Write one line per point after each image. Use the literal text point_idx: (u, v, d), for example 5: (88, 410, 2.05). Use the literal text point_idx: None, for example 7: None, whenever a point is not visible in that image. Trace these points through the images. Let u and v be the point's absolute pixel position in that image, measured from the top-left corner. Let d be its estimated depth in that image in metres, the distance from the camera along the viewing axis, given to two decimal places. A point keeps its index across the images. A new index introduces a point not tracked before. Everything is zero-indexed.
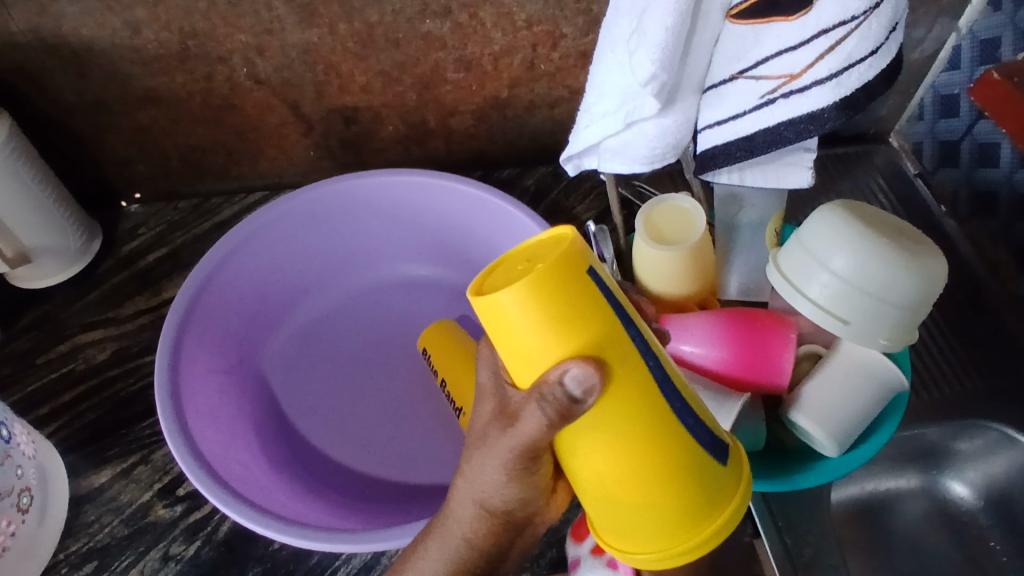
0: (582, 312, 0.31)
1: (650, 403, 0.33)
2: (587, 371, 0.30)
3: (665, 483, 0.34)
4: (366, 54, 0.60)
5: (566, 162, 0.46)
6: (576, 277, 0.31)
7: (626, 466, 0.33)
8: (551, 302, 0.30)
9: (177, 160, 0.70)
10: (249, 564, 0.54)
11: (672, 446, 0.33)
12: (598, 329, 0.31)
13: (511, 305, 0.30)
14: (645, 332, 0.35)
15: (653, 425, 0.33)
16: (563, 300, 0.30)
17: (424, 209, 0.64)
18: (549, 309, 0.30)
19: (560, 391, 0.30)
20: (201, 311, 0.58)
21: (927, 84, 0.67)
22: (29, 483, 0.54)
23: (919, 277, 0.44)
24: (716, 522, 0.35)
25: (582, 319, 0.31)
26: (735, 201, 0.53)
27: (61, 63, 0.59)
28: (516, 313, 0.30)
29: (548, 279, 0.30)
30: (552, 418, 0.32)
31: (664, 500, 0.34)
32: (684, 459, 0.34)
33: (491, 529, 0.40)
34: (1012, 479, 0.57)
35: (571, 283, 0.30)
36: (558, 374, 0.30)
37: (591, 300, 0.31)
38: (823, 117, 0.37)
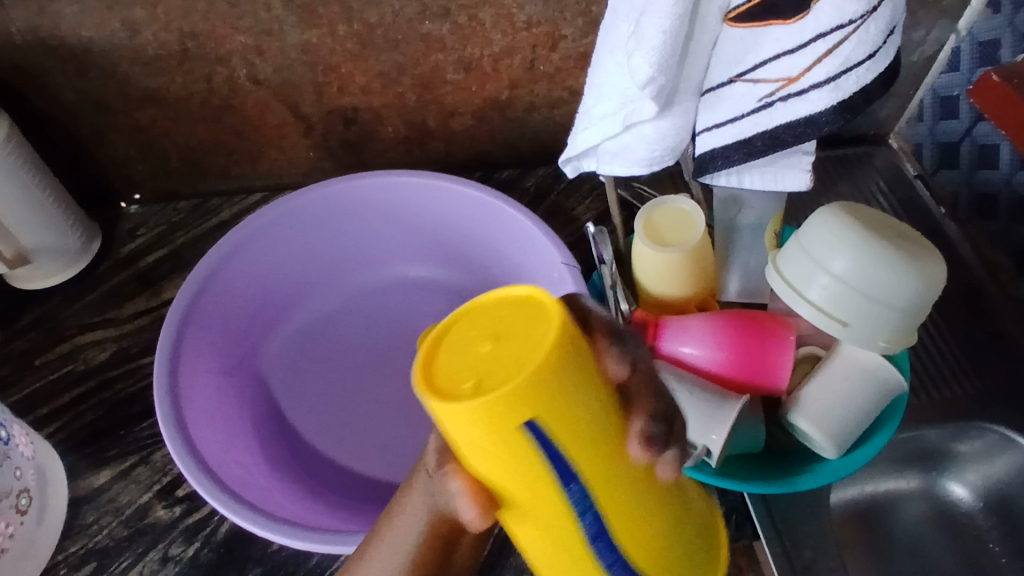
0: (512, 446, 0.26)
1: (563, 540, 0.29)
2: (463, 497, 0.29)
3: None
4: (365, 55, 0.60)
5: (565, 164, 0.46)
6: (509, 420, 0.25)
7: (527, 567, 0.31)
8: (473, 432, 0.26)
9: (177, 160, 0.70)
10: (248, 566, 0.54)
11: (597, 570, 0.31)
12: (522, 469, 0.27)
13: (443, 414, 0.26)
14: (614, 471, 0.29)
15: (577, 553, 0.30)
16: (490, 433, 0.26)
17: (424, 210, 0.64)
18: (468, 435, 0.26)
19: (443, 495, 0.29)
20: (200, 312, 0.58)
21: (927, 86, 0.67)
22: (28, 484, 0.54)
23: (917, 281, 0.43)
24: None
25: (510, 452, 0.26)
26: (735, 203, 0.54)
27: (60, 63, 0.59)
28: (434, 420, 0.27)
29: (486, 413, 0.25)
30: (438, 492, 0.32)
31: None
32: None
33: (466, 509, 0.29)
34: (1011, 481, 0.58)
35: (505, 419, 0.25)
36: (445, 486, 0.29)
37: (522, 444, 0.26)
38: (820, 121, 0.37)
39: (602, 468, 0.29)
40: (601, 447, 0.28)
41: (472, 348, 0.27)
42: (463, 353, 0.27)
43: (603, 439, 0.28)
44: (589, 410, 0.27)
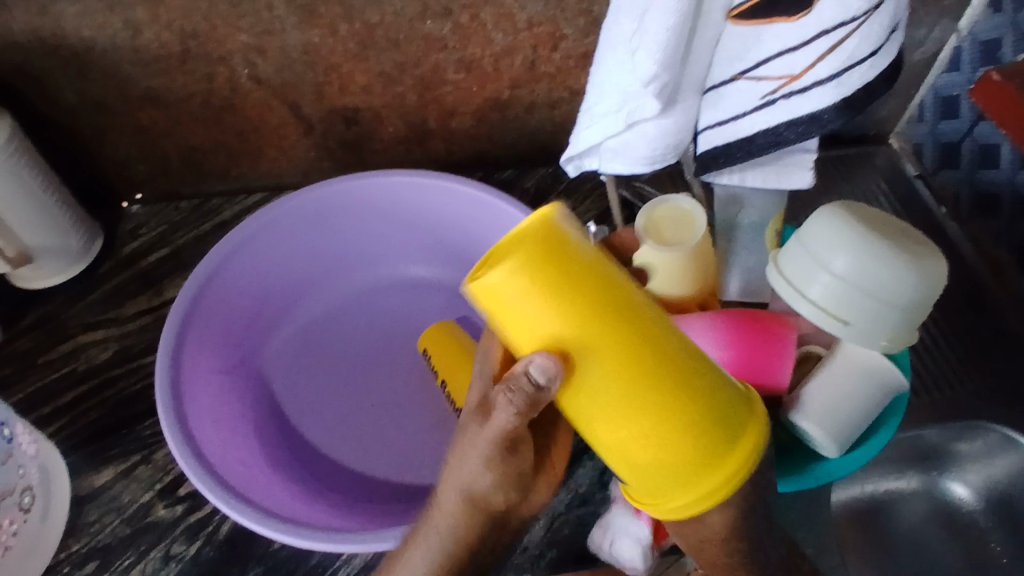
0: (551, 280, 0.33)
1: (640, 361, 0.33)
2: (548, 363, 0.33)
3: (680, 429, 0.33)
4: (366, 55, 0.60)
5: (567, 163, 0.46)
6: (554, 259, 0.33)
7: (630, 419, 0.34)
8: (532, 279, 0.33)
9: (178, 160, 0.71)
10: (250, 564, 0.54)
11: (676, 399, 0.33)
12: (581, 300, 0.33)
13: (489, 279, 0.33)
14: (645, 299, 0.35)
15: (653, 379, 0.33)
16: (545, 279, 0.33)
17: (425, 210, 0.64)
18: (532, 286, 0.33)
19: (529, 379, 0.34)
20: (202, 312, 0.58)
21: (927, 86, 0.67)
22: (30, 483, 0.54)
23: (919, 278, 0.44)
24: (732, 461, 0.34)
25: (555, 286, 0.33)
26: (735, 203, 0.54)
27: (62, 64, 0.60)
28: (502, 294, 0.33)
29: (517, 264, 0.33)
30: (521, 408, 0.35)
31: (676, 447, 0.33)
32: (691, 407, 0.33)
33: (474, 526, 0.40)
34: (1013, 482, 0.57)
35: (552, 259, 0.33)
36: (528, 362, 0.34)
37: (573, 278, 0.33)
38: (823, 118, 0.37)
39: (635, 295, 0.35)
40: (628, 286, 0.35)
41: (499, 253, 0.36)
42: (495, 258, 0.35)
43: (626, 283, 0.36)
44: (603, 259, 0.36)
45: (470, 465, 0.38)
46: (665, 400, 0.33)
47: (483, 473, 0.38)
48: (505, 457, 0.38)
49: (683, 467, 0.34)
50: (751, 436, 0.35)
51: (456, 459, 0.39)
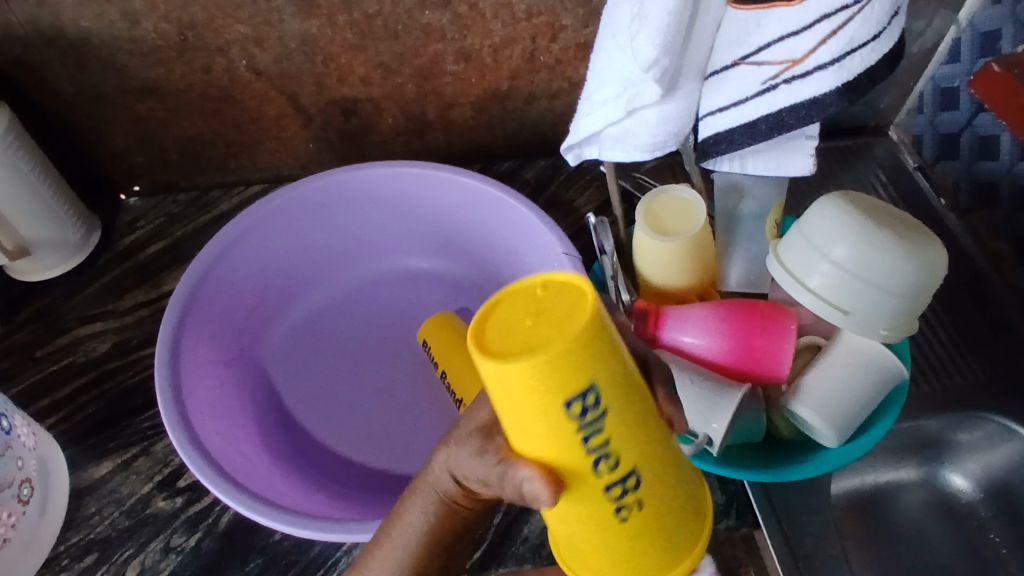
0: (545, 404, 0.26)
1: (597, 505, 0.29)
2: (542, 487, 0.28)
3: (598, 566, 0.31)
4: (364, 46, 0.60)
5: (567, 152, 0.45)
6: (548, 380, 0.25)
7: (576, 544, 0.30)
8: (517, 389, 0.25)
9: (176, 152, 0.70)
10: (250, 556, 0.54)
11: (613, 549, 0.30)
12: (563, 431, 0.27)
13: (485, 357, 0.25)
14: (643, 422, 0.28)
15: (592, 526, 0.29)
16: (534, 395, 0.25)
17: (425, 200, 0.64)
18: (515, 396, 0.26)
19: (521, 481, 0.28)
20: (200, 304, 0.58)
21: (927, 77, 0.66)
22: (30, 474, 0.54)
23: (917, 266, 0.44)
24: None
25: (546, 409, 0.26)
26: (735, 192, 0.54)
27: (61, 54, 0.59)
28: (490, 378, 0.26)
29: (526, 365, 0.25)
30: (525, 496, 0.29)
31: (591, 569, 0.31)
32: (615, 554, 0.30)
33: (434, 540, 0.36)
34: (1012, 472, 0.58)
35: (546, 385, 0.25)
36: (523, 476, 0.28)
37: (553, 411, 0.26)
38: (825, 101, 0.37)
39: (631, 421, 0.28)
40: (629, 414, 0.28)
41: (517, 320, 0.26)
42: (511, 324, 0.26)
43: (632, 409, 0.28)
44: (617, 377, 0.27)
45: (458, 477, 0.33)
46: (598, 544, 0.30)
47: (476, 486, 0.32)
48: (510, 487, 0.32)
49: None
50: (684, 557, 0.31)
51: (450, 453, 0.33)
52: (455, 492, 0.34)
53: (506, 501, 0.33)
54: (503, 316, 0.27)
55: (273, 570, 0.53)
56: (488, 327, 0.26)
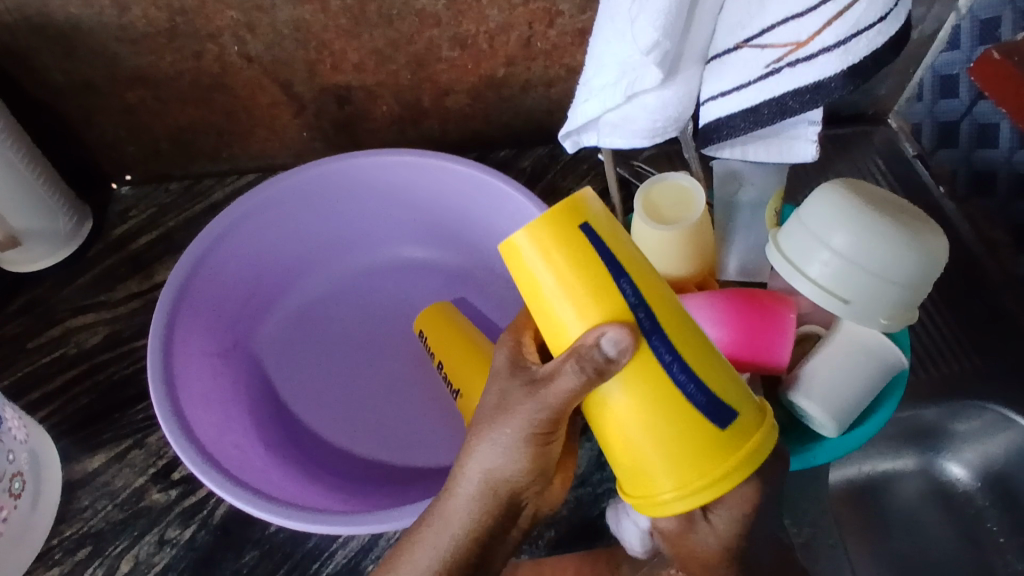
0: (574, 263, 0.37)
1: (643, 368, 0.36)
2: (621, 335, 0.34)
3: (661, 426, 0.35)
4: (358, 32, 0.59)
5: (565, 138, 0.45)
6: (561, 246, 0.37)
7: (637, 411, 0.36)
8: (545, 258, 0.37)
9: (167, 141, 0.69)
10: (245, 548, 0.54)
11: (670, 399, 0.35)
12: (591, 291, 0.36)
13: (522, 239, 0.38)
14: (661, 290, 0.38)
15: (647, 378, 0.36)
16: (562, 257, 0.37)
17: (420, 188, 0.63)
18: (548, 262, 0.37)
19: (595, 351, 0.35)
20: (193, 294, 0.57)
21: (927, 65, 0.66)
22: (21, 468, 0.53)
23: (918, 254, 0.43)
24: (739, 472, 0.35)
25: (576, 264, 0.37)
26: (734, 179, 0.54)
27: (49, 42, 0.58)
28: (528, 252, 0.38)
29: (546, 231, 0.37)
30: (588, 378, 0.35)
31: (660, 433, 0.35)
32: (672, 402, 0.35)
33: (487, 516, 0.40)
34: (1009, 461, 0.58)
35: (562, 244, 0.37)
36: (598, 333, 0.35)
37: (579, 265, 0.37)
38: (829, 86, 0.36)
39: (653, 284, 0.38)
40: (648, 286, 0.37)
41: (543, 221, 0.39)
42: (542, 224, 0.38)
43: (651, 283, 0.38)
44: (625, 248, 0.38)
45: (503, 441, 0.39)
46: (654, 403, 0.35)
47: (517, 446, 0.39)
48: (544, 435, 0.38)
49: (684, 477, 0.35)
50: (744, 428, 0.36)
51: (484, 438, 0.39)
52: (503, 466, 0.39)
53: (548, 448, 0.39)
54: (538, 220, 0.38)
55: (269, 562, 0.53)
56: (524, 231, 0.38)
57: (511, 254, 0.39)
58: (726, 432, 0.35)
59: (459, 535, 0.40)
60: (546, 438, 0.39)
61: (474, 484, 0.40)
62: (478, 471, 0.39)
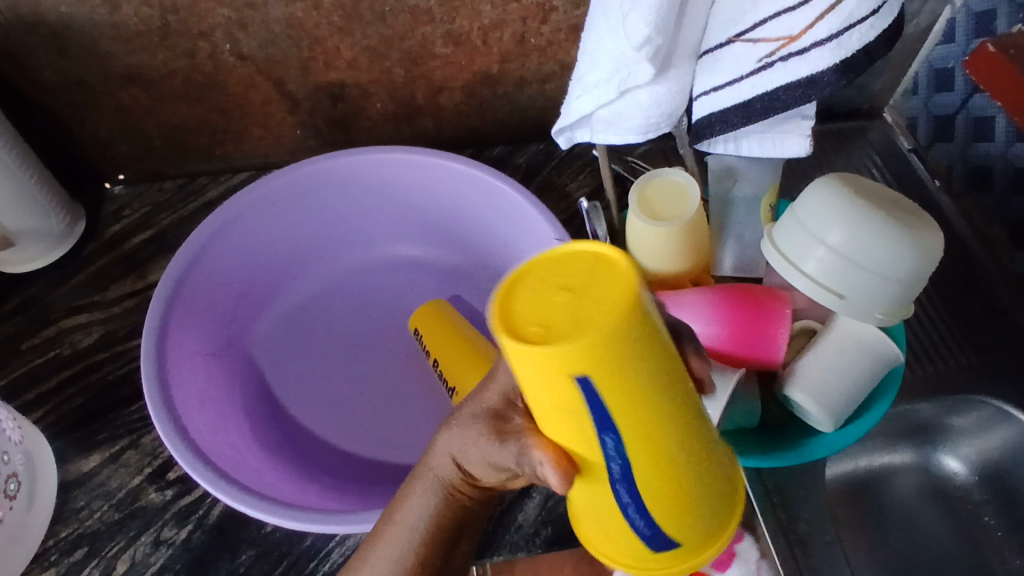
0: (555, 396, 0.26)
1: (594, 492, 0.29)
2: (559, 480, 0.28)
3: (610, 537, 0.31)
4: (351, 29, 0.59)
5: (558, 135, 0.44)
6: (529, 372, 0.25)
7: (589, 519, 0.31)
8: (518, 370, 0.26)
9: (160, 139, 0.69)
10: (241, 548, 0.53)
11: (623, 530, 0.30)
12: (562, 426, 0.27)
13: (502, 335, 0.25)
14: (657, 418, 0.27)
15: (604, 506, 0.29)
16: (544, 382, 0.25)
17: (414, 186, 0.63)
18: (522, 372, 0.26)
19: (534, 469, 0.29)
20: (186, 293, 0.57)
21: (922, 59, 0.66)
22: (16, 469, 0.53)
23: (914, 250, 0.43)
24: (691, 575, 0.32)
25: (555, 395, 0.25)
26: (728, 175, 0.54)
27: (41, 41, 0.58)
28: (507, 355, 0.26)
29: (532, 349, 0.24)
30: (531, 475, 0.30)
31: (607, 541, 0.31)
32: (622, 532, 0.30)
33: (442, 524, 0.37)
34: (1005, 455, 0.58)
35: (548, 371, 0.24)
36: (538, 459, 0.29)
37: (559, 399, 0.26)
38: (822, 80, 0.36)
39: (644, 414, 0.26)
40: (631, 422, 0.26)
41: (548, 298, 0.25)
42: (540, 306, 0.25)
43: (644, 411, 0.26)
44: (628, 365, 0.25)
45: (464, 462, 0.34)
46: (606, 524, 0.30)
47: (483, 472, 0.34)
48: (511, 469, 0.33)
49: None
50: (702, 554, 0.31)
51: (455, 443, 0.35)
52: (457, 479, 0.36)
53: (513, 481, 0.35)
54: (532, 297, 0.25)
55: (265, 562, 0.53)
56: (514, 305, 0.25)
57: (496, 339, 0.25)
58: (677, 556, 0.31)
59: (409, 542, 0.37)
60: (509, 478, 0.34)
61: (431, 489, 0.36)
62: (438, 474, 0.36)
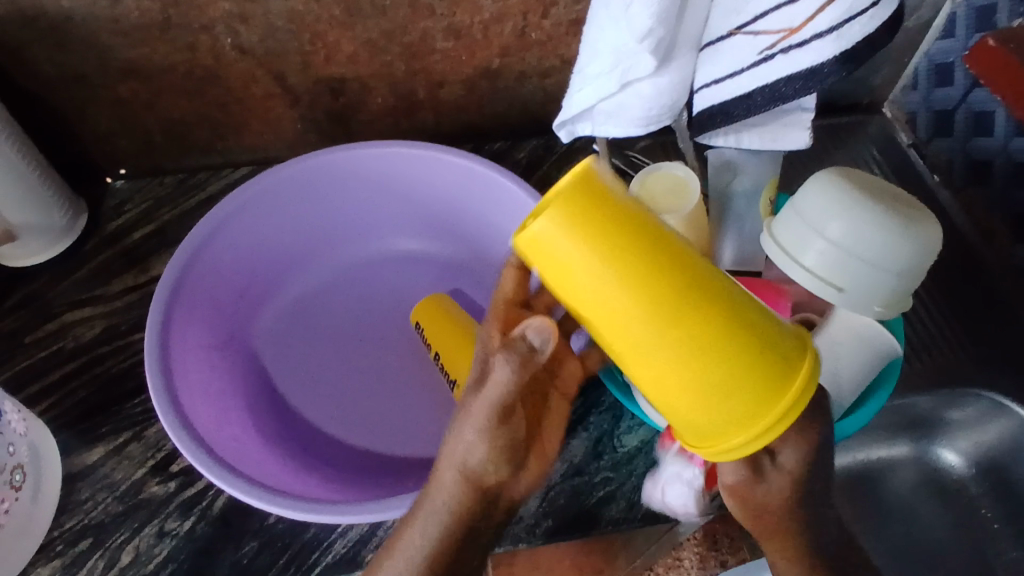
0: (578, 244, 0.32)
1: (662, 327, 0.32)
2: (542, 328, 0.39)
3: (705, 384, 0.32)
4: (352, 23, 0.59)
5: (560, 128, 0.45)
6: (550, 235, 0.33)
7: (678, 368, 0.32)
8: (547, 255, 0.33)
9: (161, 134, 0.69)
10: (245, 539, 0.54)
11: (708, 351, 0.32)
12: (596, 268, 0.32)
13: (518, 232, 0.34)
14: (672, 251, 0.33)
15: (682, 336, 0.32)
16: (566, 241, 0.32)
17: (415, 180, 0.63)
18: (547, 245, 0.33)
19: (526, 344, 0.39)
20: (189, 286, 0.57)
21: (922, 53, 0.66)
22: (21, 460, 0.53)
23: (913, 242, 0.43)
24: (799, 396, 0.32)
25: (577, 243, 0.32)
26: (728, 168, 0.54)
27: (42, 35, 0.58)
28: (532, 242, 0.33)
29: (545, 215, 0.33)
30: (517, 371, 0.38)
31: (702, 387, 0.32)
32: (710, 354, 0.32)
33: (467, 509, 0.40)
34: (1002, 448, 0.58)
35: (560, 220, 0.32)
36: (524, 328, 0.40)
37: (581, 241, 0.32)
38: (822, 72, 0.36)
39: (655, 246, 0.33)
40: (647, 256, 0.32)
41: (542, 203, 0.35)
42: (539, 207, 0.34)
43: (659, 244, 0.33)
44: (628, 211, 0.33)
45: (467, 433, 0.39)
46: (691, 362, 0.32)
47: (480, 439, 0.39)
48: (503, 423, 0.39)
49: (752, 428, 0.32)
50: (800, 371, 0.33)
51: (450, 433, 0.40)
52: (469, 463, 0.39)
53: (511, 434, 0.40)
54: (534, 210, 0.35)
55: (269, 552, 0.53)
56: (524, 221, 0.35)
57: (518, 246, 0.34)
58: (773, 369, 0.32)
59: (435, 538, 0.40)
60: (502, 425, 0.39)
61: (447, 480, 0.40)
62: (451, 461, 0.40)
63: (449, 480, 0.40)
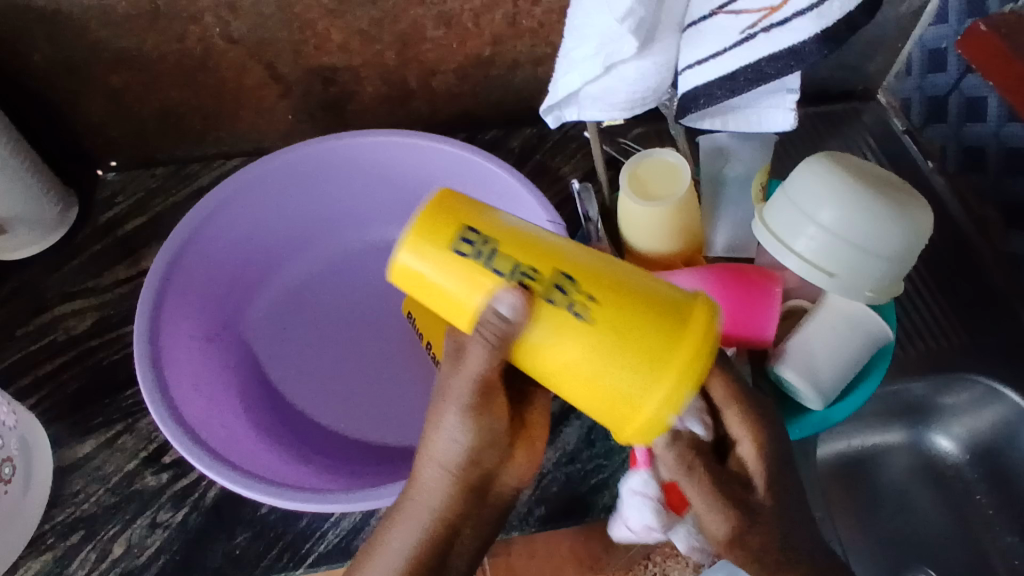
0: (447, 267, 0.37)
1: (545, 322, 0.36)
2: (513, 298, 0.36)
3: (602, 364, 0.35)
4: (342, 11, 0.58)
5: (546, 114, 0.44)
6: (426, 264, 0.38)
7: (574, 353, 0.35)
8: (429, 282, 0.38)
9: (152, 121, 0.68)
10: (238, 529, 0.54)
11: (595, 336, 0.35)
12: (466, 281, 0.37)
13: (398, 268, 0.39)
14: (543, 256, 0.37)
15: (567, 328, 0.35)
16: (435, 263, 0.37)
17: (408, 169, 0.63)
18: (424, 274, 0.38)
19: (494, 317, 0.36)
20: (179, 275, 0.57)
21: (915, 39, 0.65)
22: (10, 452, 0.53)
23: (903, 227, 0.43)
24: (694, 347, 0.34)
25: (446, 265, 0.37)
26: (721, 155, 0.57)
27: (29, 25, 0.57)
28: (413, 272, 0.38)
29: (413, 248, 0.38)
30: (493, 346, 0.37)
31: (599, 364, 0.35)
32: (599, 338, 0.35)
33: (454, 500, 0.41)
34: (995, 434, 0.58)
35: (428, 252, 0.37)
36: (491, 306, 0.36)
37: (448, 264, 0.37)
38: (805, 50, 0.36)
39: (526, 257, 0.36)
40: (515, 267, 0.36)
41: None
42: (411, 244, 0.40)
43: (524, 251, 0.37)
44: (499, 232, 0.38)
45: (449, 420, 0.40)
46: (582, 346, 0.35)
47: (461, 426, 0.40)
48: (483, 408, 0.39)
49: (659, 391, 0.34)
50: (691, 322, 0.35)
51: (433, 424, 0.41)
52: (453, 453, 0.40)
53: (493, 420, 0.40)
54: None
55: (261, 542, 0.53)
56: None
57: (400, 280, 0.39)
58: (660, 327, 0.35)
59: (422, 528, 0.41)
60: (487, 414, 0.40)
61: (433, 471, 0.41)
62: (435, 450, 0.40)
63: (434, 470, 0.41)
